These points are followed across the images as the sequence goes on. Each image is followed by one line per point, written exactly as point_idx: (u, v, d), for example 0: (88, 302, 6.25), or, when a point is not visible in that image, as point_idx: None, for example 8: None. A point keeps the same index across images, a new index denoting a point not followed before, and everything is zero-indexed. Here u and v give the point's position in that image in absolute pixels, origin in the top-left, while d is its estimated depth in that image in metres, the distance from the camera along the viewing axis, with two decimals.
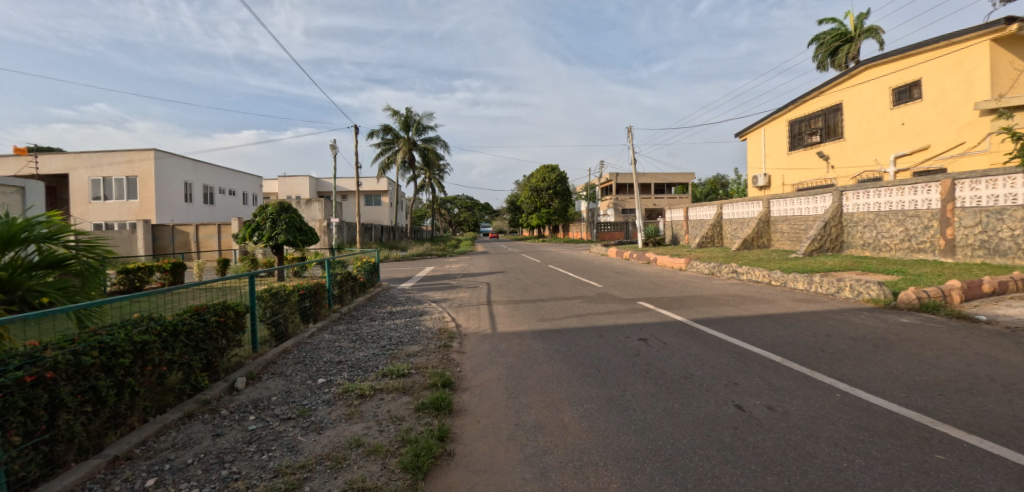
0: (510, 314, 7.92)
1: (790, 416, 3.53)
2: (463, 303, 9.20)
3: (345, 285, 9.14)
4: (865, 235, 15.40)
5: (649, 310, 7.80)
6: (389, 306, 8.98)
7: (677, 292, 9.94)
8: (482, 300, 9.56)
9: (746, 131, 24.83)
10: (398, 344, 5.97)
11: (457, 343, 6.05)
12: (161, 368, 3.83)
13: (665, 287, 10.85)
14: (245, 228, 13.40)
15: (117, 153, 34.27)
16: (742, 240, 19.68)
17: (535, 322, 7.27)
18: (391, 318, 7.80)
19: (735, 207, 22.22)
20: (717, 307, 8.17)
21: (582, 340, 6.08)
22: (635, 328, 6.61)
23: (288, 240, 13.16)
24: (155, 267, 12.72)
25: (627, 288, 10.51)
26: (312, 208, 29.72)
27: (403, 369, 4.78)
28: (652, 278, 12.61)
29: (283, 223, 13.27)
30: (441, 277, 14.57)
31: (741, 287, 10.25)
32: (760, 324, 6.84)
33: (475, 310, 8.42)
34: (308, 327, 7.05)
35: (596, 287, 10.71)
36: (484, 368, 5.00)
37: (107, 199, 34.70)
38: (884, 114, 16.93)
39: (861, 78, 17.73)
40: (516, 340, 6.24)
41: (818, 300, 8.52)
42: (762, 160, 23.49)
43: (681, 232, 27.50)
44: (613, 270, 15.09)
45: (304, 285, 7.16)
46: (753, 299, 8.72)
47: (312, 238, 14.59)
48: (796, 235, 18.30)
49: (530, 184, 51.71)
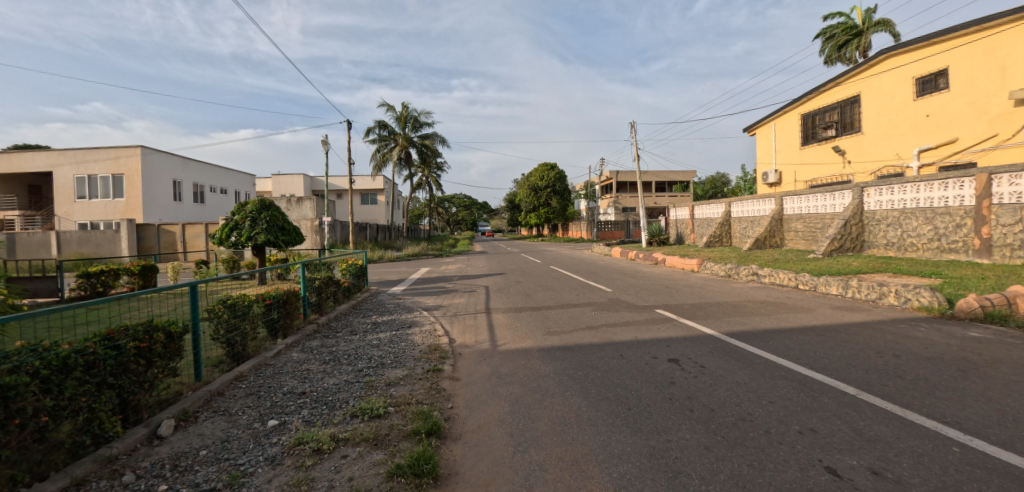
0: (512, 326, 6.84)
1: (910, 489, 2.55)
2: (458, 312, 8.09)
3: (325, 292, 8.05)
4: (889, 234, 14.41)
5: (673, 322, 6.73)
6: (375, 315, 7.94)
7: (697, 298, 8.92)
8: (479, 307, 8.45)
9: (755, 126, 23.80)
10: (378, 367, 4.92)
11: (450, 365, 5.01)
12: (40, 418, 2.80)
13: (682, 292, 9.78)
14: (222, 229, 12.30)
15: (102, 149, 33.09)
16: (753, 239, 18.66)
17: (542, 335, 6.22)
18: (375, 331, 6.72)
19: (744, 205, 21.20)
20: (748, 316, 7.14)
21: (598, 361, 5.03)
22: (663, 345, 5.57)
23: (269, 241, 12.00)
24: (122, 270, 11.41)
25: (641, 293, 9.51)
26: (302, 206, 28.42)
27: (378, 406, 3.75)
28: (665, 282, 11.60)
29: (264, 222, 12.14)
30: (436, 280, 13.51)
31: (767, 293, 9.21)
32: (807, 339, 5.79)
33: (472, 319, 7.39)
34: (275, 344, 5.98)
35: (606, 292, 9.65)
36: (482, 402, 3.97)
37: (92, 198, 33.51)
38: (906, 106, 15.94)
39: (881, 68, 16.75)
40: (521, 360, 5.20)
41: (860, 308, 7.52)
42: (772, 156, 22.51)
43: (687, 231, 26.43)
44: (621, 272, 14.10)
45: (271, 293, 6.09)
46: (786, 307, 7.71)
47: (298, 238, 13.44)
48: (811, 234, 17.30)
49: (529, 182, 50.70)
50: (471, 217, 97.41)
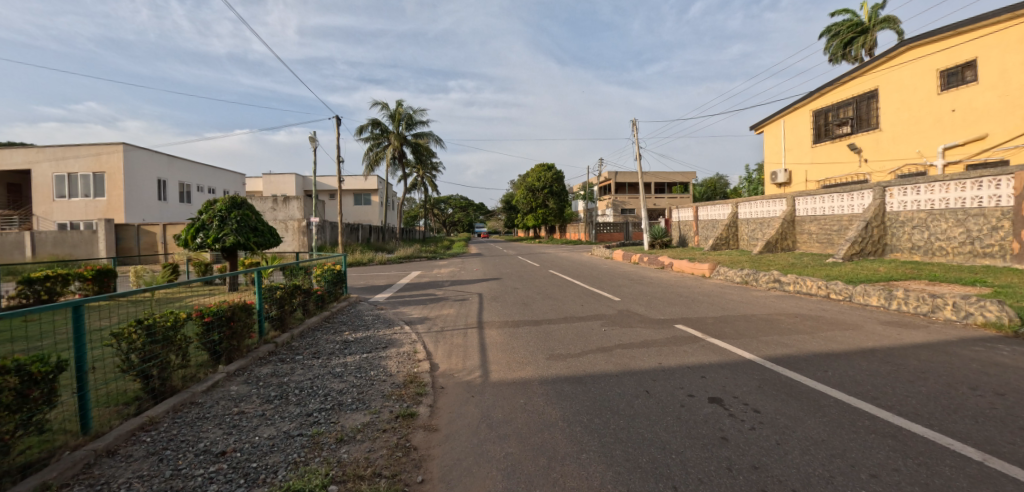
0: (508, 347, 5.68)
1: None
2: (445, 326, 6.91)
3: (291, 304, 6.86)
4: (914, 237, 13.41)
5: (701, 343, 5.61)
6: (348, 330, 6.76)
7: (718, 309, 7.82)
8: (469, 321, 7.29)
9: (762, 124, 22.78)
10: (332, 411, 3.75)
11: (427, 407, 3.85)
12: None
13: (700, 302, 8.67)
14: (187, 230, 11.08)
15: (82, 146, 31.74)
16: (764, 242, 17.58)
17: (545, 361, 5.08)
18: (343, 353, 5.54)
19: (753, 206, 20.14)
20: (788, 335, 6.04)
21: (619, 401, 3.89)
22: (696, 376, 4.45)
23: (239, 243, 10.76)
24: (72, 275, 10.20)
25: (654, 304, 8.41)
26: (290, 206, 26.92)
27: (315, 486, 2.59)
28: (677, 289, 10.51)
29: (234, 222, 10.92)
30: (426, 286, 12.37)
31: (800, 305, 8.10)
32: (874, 367, 4.68)
33: (461, 336, 6.27)
34: (215, 372, 4.80)
35: (613, 302, 8.55)
36: (466, 473, 2.81)
37: (73, 197, 32.14)
38: (929, 100, 14.97)
39: (901, 60, 15.75)
40: (520, 398, 4.04)
41: (915, 325, 6.46)
42: (781, 155, 21.50)
43: (690, 233, 25.36)
44: (626, 277, 13.01)
45: (211, 308, 4.92)
46: (828, 323, 6.62)
47: (274, 239, 12.21)
48: (826, 236, 16.26)
49: (526, 183, 49.66)
50: (467, 219, 96.12)
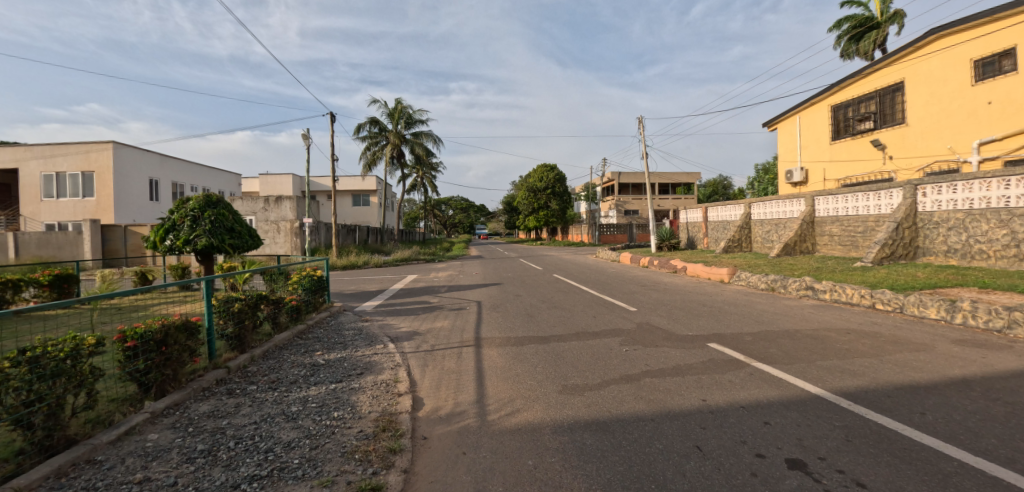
0: (510, 375, 4.62)
1: None
2: (437, 345, 5.83)
3: (255, 318, 5.80)
4: (949, 239, 12.36)
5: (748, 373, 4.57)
6: (320, 350, 5.69)
7: (753, 323, 6.79)
8: (465, 337, 6.23)
9: (776, 120, 21.78)
10: (266, 483, 2.68)
11: (401, 474, 2.77)
12: None
13: (729, 313, 7.63)
14: (156, 231, 9.96)
15: (71, 144, 30.76)
16: (782, 244, 16.52)
17: (557, 396, 4.03)
18: (306, 382, 4.47)
19: (768, 206, 19.10)
20: (850, 360, 5.00)
21: (662, 464, 2.83)
22: (757, 422, 3.44)
23: (212, 246, 9.57)
24: (27, 281, 9.19)
25: (677, 316, 7.38)
26: (282, 206, 25.73)
27: None
28: (697, 297, 9.46)
29: (207, 222, 9.78)
30: (421, 292, 11.36)
31: (847, 319, 7.04)
32: (985, 409, 3.64)
33: (453, 359, 5.20)
34: (136, 412, 3.75)
35: (630, 314, 7.53)
36: None
37: (61, 197, 31.20)
38: (962, 92, 13.93)
39: (930, 50, 14.74)
40: (527, 457, 2.98)
41: (996, 345, 5.43)
42: (796, 153, 20.49)
43: (699, 235, 24.32)
44: (638, 283, 11.97)
45: (137, 330, 3.89)
46: (892, 344, 5.58)
47: (255, 242, 11.10)
48: (850, 239, 15.21)
49: (527, 184, 48.62)
50: (467, 220, 95.00)
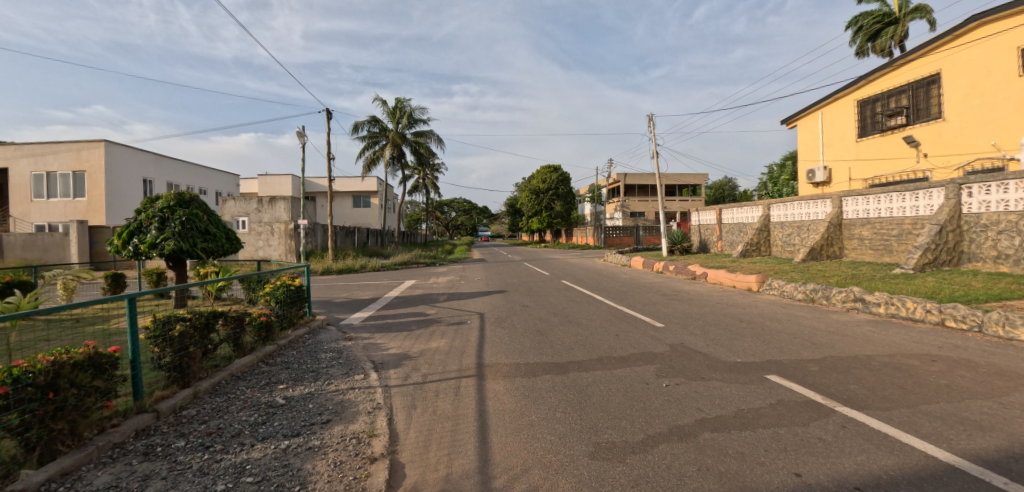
0: (522, 426, 3.48)
1: None
2: (429, 375, 4.71)
3: (206, 342, 4.70)
4: (1000, 244, 11.16)
5: (841, 428, 3.43)
6: (283, 382, 4.56)
7: (811, 346, 5.66)
8: (465, 363, 5.11)
9: (795, 117, 20.67)
10: None
11: None
12: None
13: (774, 331, 6.51)
14: (119, 233, 8.82)
15: (62, 143, 29.82)
16: (808, 249, 15.35)
17: (588, 465, 2.89)
18: (253, 435, 3.35)
19: (789, 208, 17.94)
20: (959, 404, 3.86)
21: None
22: None
23: (182, 251, 8.47)
24: None
25: (716, 335, 6.28)
26: (276, 207, 24.90)
27: None
28: (729, 310, 8.33)
29: (178, 224, 8.66)
30: (418, 302, 10.26)
31: (920, 341, 5.90)
32: None
33: (448, 398, 4.07)
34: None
35: (660, 333, 6.42)
36: None
37: (51, 197, 30.24)
38: (1008, 84, 12.77)
39: (971, 38, 13.60)
40: None
41: None
42: (818, 151, 19.35)
43: (713, 238, 23.17)
44: (658, 291, 10.85)
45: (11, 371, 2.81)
46: (998, 378, 4.44)
47: (234, 245, 10.05)
48: (883, 243, 14.06)
49: (530, 185, 47.55)
50: (470, 222, 94.08)
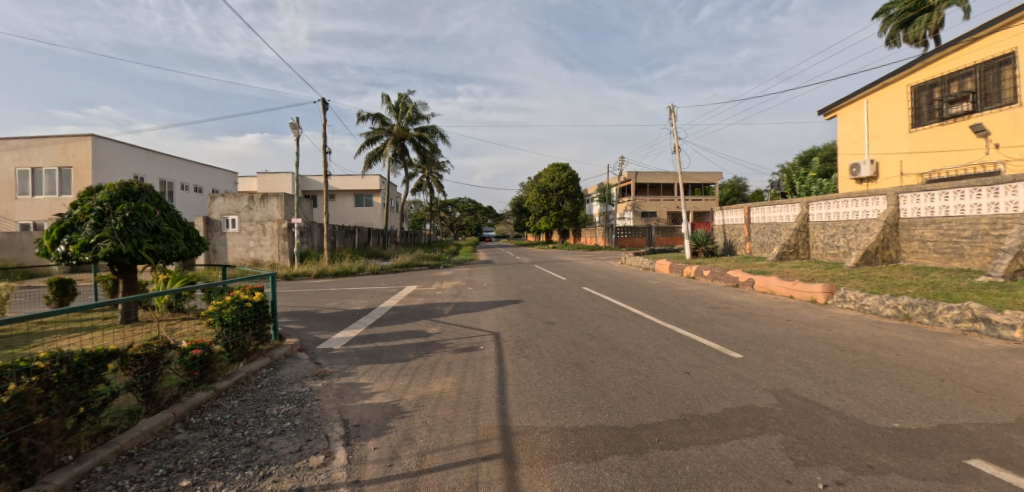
0: None
1: None
2: (428, 455, 2.98)
3: (78, 404, 2.98)
4: None
5: None
6: (190, 474, 2.80)
7: (986, 400, 3.88)
8: (482, 429, 3.38)
9: (833, 108, 18.87)
10: None
11: None
12: None
13: (904, 369, 4.75)
14: (49, 230, 7.15)
15: (48, 138, 28.35)
16: (862, 252, 13.51)
17: None
18: None
19: (833, 206, 16.12)
20: None
21: None
22: None
23: (121, 252, 6.83)
24: None
25: (828, 375, 4.53)
26: (268, 205, 22.39)
27: None
28: (810, 331, 6.55)
29: (119, 220, 7.02)
30: (418, 315, 8.55)
31: None
32: None
33: None
34: None
35: (748, 370, 4.68)
36: None
37: (37, 194, 28.78)
38: None
39: None
40: None
41: None
42: (862, 144, 17.53)
43: (741, 240, 21.38)
44: (703, 303, 9.11)
45: None
46: None
47: (197, 246, 8.47)
48: (952, 245, 12.21)
49: (538, 184, 45.84)
50: (474, 223, 92.46)
